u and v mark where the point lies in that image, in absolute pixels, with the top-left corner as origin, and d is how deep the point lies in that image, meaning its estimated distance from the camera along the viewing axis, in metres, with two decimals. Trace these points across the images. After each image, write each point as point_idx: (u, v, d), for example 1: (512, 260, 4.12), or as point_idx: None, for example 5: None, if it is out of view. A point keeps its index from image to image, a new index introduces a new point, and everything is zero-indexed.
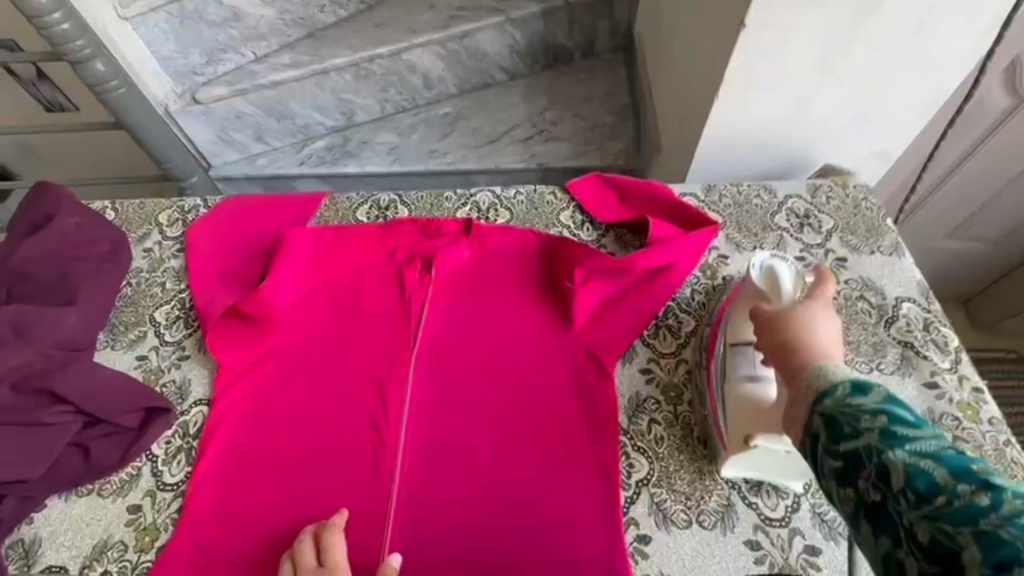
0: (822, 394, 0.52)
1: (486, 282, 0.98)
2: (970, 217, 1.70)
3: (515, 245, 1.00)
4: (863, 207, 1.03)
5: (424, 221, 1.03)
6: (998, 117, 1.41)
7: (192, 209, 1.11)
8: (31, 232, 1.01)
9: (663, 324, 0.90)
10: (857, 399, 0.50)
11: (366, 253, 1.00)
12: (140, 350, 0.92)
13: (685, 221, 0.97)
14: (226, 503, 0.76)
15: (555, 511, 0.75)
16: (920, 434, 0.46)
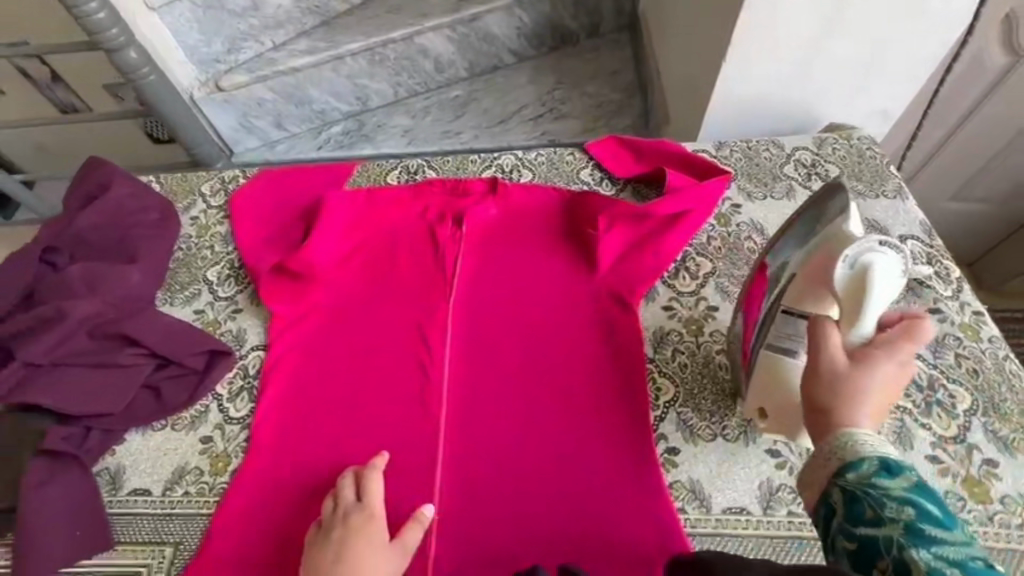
0: (845, 466, 0.52)
1: (513, 235, 1.03)
2: (971, 178, 1.76)
3: (539, 200, 1.06)
4: (866, 156, 1.09)
5: (452, 183, 1.10)
6: (995, 76, 1.46)
7: (233, 180, 1.18)
8: (87, 203, 1.08)
9: (682, 266, 0.96)
10: (884, 482, 0.50)
11: (399, 213, 1.07)
12: (196, 306, 1.00)
13: (698, 172, 1.04)
14: (285, 440, 0.83)
15: (590, 430, 0.80)
16: (945, 534, 0.46)
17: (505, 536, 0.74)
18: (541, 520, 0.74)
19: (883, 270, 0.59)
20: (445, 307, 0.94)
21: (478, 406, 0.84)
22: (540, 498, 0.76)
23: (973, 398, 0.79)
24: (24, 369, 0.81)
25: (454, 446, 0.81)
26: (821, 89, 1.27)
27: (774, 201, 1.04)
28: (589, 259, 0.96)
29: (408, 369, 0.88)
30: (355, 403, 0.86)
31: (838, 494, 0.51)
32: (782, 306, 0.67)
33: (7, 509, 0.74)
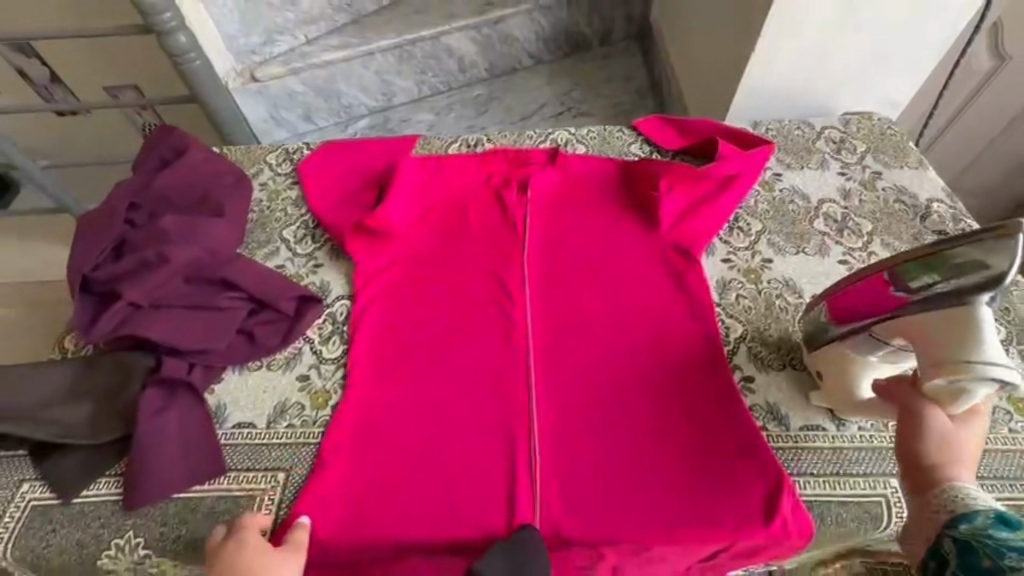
0: (958, 518, 0.54)
1: (577, 198, 1.10)
2: (962, 172, 1.91)
3: (598, 167, 1.14)
4: (888, 133, 1.20)
5: (513, 152, 1.17)
6: (984, 77, 1.61)
7: (298, 150, 1.22)
8: (162, 166, 1.11)
9: (735, 225, 1.05)
10: (1004, 533, 0.52)
11: (466, 179, 1.13)
12: (276, 262, 1.03)
13: (744, 144, 1.13)
14: (382, 384, 0.86)
15: (670, 366, 0.87)
16: None
17: (604, 467, 0.79)
18: (638, 451, 0.80)
19: (984, 390, 0.59)
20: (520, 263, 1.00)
21: (563, 352, 0.90)
22: (629, 424, 0.82)
23: (1009, 330, 0.87)
24: (127, 309, 0.84)
25: (545, 388, 0.87)
26: (839, 80, 1.39)
27: (810, 171, 1.14)
28: (653, 218, 1.03)
29: (493, 319, 0.93)
30: (445, 350, 0.90)
31: (948, 543, 0.54)
32: (872, 331, 0.69)
33: (117, 440, 0.77)
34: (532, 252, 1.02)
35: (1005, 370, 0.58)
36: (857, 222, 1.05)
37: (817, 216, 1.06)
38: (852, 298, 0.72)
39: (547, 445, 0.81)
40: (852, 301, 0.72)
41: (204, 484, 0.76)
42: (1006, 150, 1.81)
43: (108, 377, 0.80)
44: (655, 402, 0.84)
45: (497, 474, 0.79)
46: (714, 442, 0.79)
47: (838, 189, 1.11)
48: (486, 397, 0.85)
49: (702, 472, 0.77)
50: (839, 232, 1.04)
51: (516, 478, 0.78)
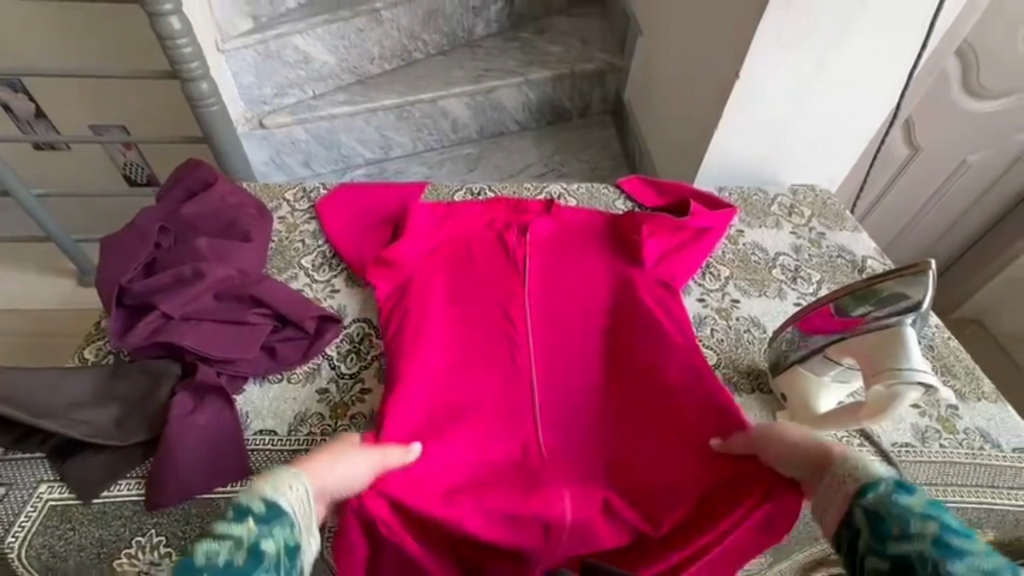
0: (865, 489, 0.61)
1: (574, 242, 1.23)
2: (890, 242, 2.20)
3: (589, 216, 1.27)
4: (829, 203, 1.42)
5: (513, 202, 1.30)
6: (903, 163, 1.92)
7: (315, 189, 1.33)
8: (189, 196, 1.20)
9: (708, 271, 1.21)
10: (905, 499, 0.57)
11: (472, 222, 1.24)
12: (295, 286, 1.13)
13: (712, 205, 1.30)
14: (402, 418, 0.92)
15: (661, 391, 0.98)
16: (973, 550, 0.52)
17: (603, 486, 0.91)
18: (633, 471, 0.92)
19: (912, 394, 0.73)
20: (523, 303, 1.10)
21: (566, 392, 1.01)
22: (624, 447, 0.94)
23: (934, 364, 1.03)
24: (160, 320, 0.90)
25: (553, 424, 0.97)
26: (787, 158, 1.63)
27: (767, 229, 1.33)
28: (638, 260, 1.15)
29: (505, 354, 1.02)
30: (461, 386, 0.99)
31: (859, 514, 0.59)
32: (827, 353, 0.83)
33: (146, 441, 0.81)
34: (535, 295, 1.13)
35: (924, 376, 0.72)
36: (808, 272, 1.23)
37: (775, 266, 1.24)
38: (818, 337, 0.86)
39: (557, 470, 0.92)
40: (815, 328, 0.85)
41: (227, 486, 0.80)
42: (925, 225, 2.11)
43: (138, 383, 0.85)
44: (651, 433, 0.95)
45: (509, 492, 0.88)
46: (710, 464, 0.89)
47: (791, 245, 1.29)
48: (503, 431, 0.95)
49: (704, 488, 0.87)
50: (793, 280, 1.21)
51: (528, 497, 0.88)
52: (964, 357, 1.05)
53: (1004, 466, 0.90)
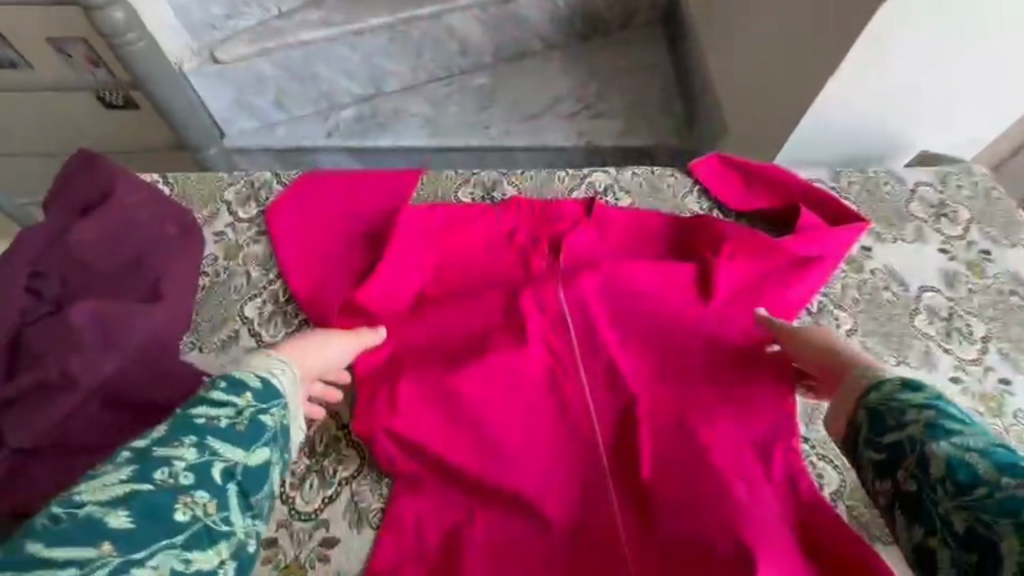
0: (869, 387, 0.58)
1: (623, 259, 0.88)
2: None
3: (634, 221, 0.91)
4: (994, 197, 0.99)
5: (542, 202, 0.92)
6: None
7: (265, 185, 0.95)
8: (83, 212, 0.84)
9: (819, 321, 0.85)
10: (907, 395, 0.55)
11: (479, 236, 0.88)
12: (236, 353, 0.81)
13: (829, 216, 0.91)
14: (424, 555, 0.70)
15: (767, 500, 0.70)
16: (966, 428, 0.51)
17: None
18: None
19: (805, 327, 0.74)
20: (570, 375, 0.80)
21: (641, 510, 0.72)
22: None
23: None
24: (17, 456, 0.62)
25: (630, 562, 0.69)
26: (926, 118, 1.13)
27: (906, 246, 0.92)
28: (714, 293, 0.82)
29: (548, 462, 0.75)
30: (489, 506, 0.72)
31: (863, 410, 0.57)
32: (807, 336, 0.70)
33: None
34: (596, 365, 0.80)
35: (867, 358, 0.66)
36: (966, 322, 0.85)
37: (917, 311, 0.86)
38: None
39: None
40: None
41: None
42: None
43: None
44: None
45: None
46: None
47: (940, 272, 0.90)
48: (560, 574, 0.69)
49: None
50: (946, 335, 0.84)
51: None
52: None
53: None
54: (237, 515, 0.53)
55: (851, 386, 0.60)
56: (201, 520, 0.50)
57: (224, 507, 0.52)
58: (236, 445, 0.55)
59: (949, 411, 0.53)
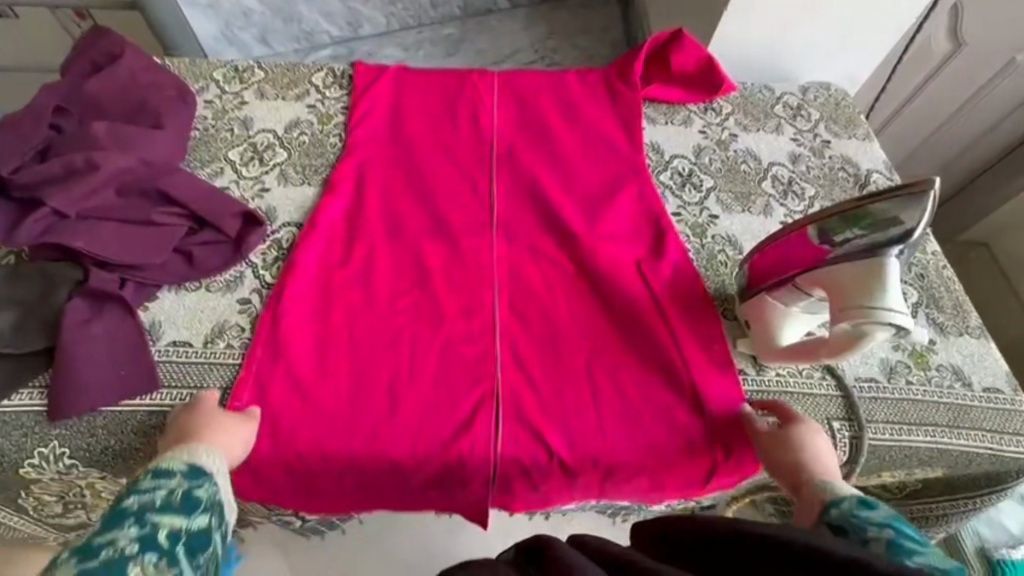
0: (829, 504, 0.63)
1: (544, 143, 1.07)
2: None
3: (562, 114, 1.11)
4: (843, 104, 1.24)
5: (490, 100, 1.12)
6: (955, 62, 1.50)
7: (248, 68, 1.14)
8: (96, 70, 1.02)
9: (689, 180, 1.07)
10: (867, 512, 0.60)
11: (428, 114, 1.09)
12: (220, 183, 0.99)
13: (703, 64, 1.15)
14: (355, 311, 0.85)
15: (621, 334, 0.88)
16: (920, 548, 0.54)
17: (560, 414, 0.81)
18: (594, 403, 0.82)
19: (796, 316, 0.81)
20: (488, 229, 0.96)
21: (553, 300, 0.90)
22: (588, 390, 0.83)
23: (921, 295, 0.94)
24: (53, 218, 0.80)
25: (517, 337, 0.86)
26: (811, 54, 1.32)
27: (765, 134, 1.16)
28: (609, 186, 1.03)
29: (456, 296, 0.89)
30: (397, 313, 0.86)
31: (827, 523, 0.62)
32: (795, 283, 0.76)
33: (45, 349, 0.75)
34: (503, 219, 0.98)
35: (901, 315, 0.68)
36: (802, 186, 1.09)
37: (766, 177, 1.09)
38: (779, 252, 0.78)
39: (513, 399, 0.82)
40: (787, 252, 0.77)
41: (135, 398, 0.74)
42: None
43: (33, 287, 0.77)
44: (630, 378, 0.84)
45: (444, 420, 0.79)
46: (672, 411, 0.82)
47: (788, 153, 1.14)
48: (456, 339, 0.85)
49: (626, 437, 0.81)
50: (783, 195, 1.07)
51: (475, 419, 0.80)
52: (955, 287, 0.96)
53: (972, 406, 0.84)
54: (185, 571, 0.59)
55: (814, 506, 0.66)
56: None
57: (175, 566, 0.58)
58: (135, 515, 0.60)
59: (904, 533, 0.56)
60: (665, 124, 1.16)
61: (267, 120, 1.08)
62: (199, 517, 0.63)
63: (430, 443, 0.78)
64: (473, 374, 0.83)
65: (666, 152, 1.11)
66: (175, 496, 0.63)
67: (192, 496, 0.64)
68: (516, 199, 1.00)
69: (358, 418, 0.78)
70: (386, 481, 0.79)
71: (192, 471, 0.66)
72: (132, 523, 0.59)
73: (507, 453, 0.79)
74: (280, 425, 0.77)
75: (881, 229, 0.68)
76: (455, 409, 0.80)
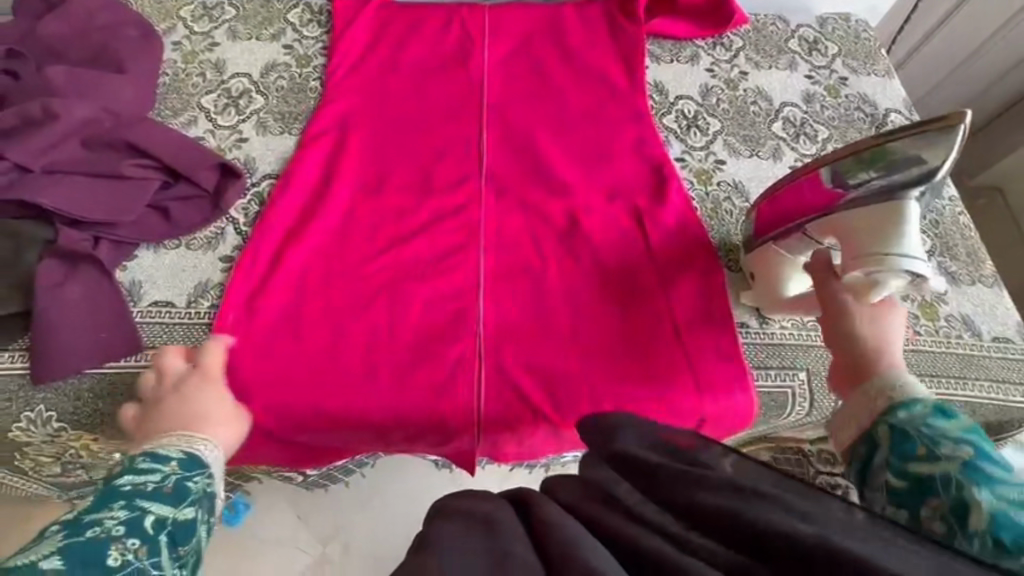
0: (897, 406, 0.58)
1: (539, 84, 1.00)
2: None
3: (557, 52, 1.04)
4: (863, 37, 1.14)
5: (480, 38, 1.03)
6: None
7: (218, 5, 1.05)
8: (50, 10, 0.94)
9: (694, 124, 1.01)
10: (941, 424, 0.55)
11: (414, 53, 1.01)
12: (194, 133, 0.93)
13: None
14: (335, 271, 0.82)
15: (618, 288, 0.84)
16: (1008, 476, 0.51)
17: (552, 369, 0.79)
18: (588, 356, 0.80)
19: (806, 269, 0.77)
20: (478, 180, 0.91)
21: (544, 255, 0.86)
22: (582, 344, 0.81)
23: (934, 243, 0.90)
24: (16, 172, 0.75)
25: (509, 291, 0.83)
26: None
27: (777, 71, 1.08)
28: (606, 130, 0.97)
29: (443, 250, 0.85)
30: (384, 268, 0.83)
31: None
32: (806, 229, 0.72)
33: (24, 311, 0.72)
34: (494, 168, 0.92)
35: (919, 263, 0.64)
36: (814, 128, 1.02)
37: (777, 118, 1.03)
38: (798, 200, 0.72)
39: (505, 355, 0.80)
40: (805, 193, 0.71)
41: (118, 361, 0.72)
42: None
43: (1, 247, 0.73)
44: (627, 332, 0.82)
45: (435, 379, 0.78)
46: (659, 367, 0.80)
47: (801, 92, 1.06)
48: (445, 294, 0.82)
49: (621, 391, 0.79)
50: (795, 138, 1.01)
51: (465, 376, 0.78)
52: (971, 234, 0.91)
53: (978, 356, 0.82)
54: (167, 566, 0.51)
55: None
56: (134, 563, 0.49)
57: (151, 560, 0.50)
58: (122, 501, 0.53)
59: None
60: (670, 62, 1.07)
61: (241, 63, 1.00)
62: (187, 507, 0.56)
63: (416, 403, 0.77)
64: (463, 331, 0.80)
65: (671, 92, 1.04)
66: (168, 483, 0.57)
67: (187, 487, 0.57)
68: (508, 148, 0.94)
69: (343, 375, 0.77)
70: (367, 440, 0.79)
71: (189, 459, 0.60)
72: (122, 506, 0.52)
73: (499, 409, 0.78)
74: (265, 384, 0.75)
75: (902, 170, 0.63)
76: (445, 366, 0.78)
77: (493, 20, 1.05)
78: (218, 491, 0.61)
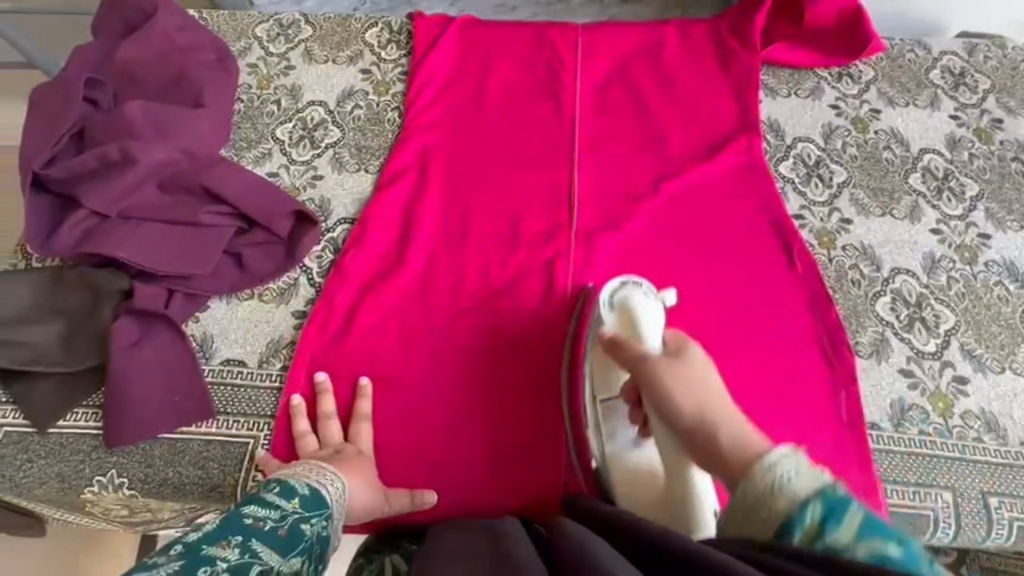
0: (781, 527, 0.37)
1: (637, 122, 0.90)
2: None
3: (659, 83, 0.92)
4: (1021, 68, 0.97)
5: (571, 66, 0.93)
6: None
7: (294, 23, 0.99)
8: (128, 33, 0.90)
9: (815, 172, 0.88)
10: (832, 534, 0.36)
11: (500, 82, 0.92)
12: (267, 167, 0.88)
13: (847, 16, 0.92)
14: (414, 336, 0.75)
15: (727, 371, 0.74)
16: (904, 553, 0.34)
17: None
18: None
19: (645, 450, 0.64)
20: (568, 234, 0.82)
21: None
22: None
23: None
24: (93, 219, 0.72)
25: None
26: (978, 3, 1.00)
27: (916, 110, 0.93)
28: (715, 178, 0.85)
29: (528, 315, 0.77)
30: (463, 332, 0.76)
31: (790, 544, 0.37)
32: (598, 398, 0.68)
33: (97, 366, 0.70)
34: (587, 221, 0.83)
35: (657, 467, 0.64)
36: (961, 182, 0.87)
37: (914, 169, 0.88)
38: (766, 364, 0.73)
39: None
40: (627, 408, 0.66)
41: (191, 425, 0.69)
42: None
43: (81, 298, 0.71)
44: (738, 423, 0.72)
45: (517, 465, 0.71)
46: None
47: (945, 136, 0.91)
48: (528, 368, 0.74)
49: None
50: (937, 193, 0.86)
51: (549, 464, 0.71)
52: None
53: None
54: None
55: (751, 516, 0.39)
56: None
57: None
58: (236, 531, 0.44)
59: (878, 542, 0.35)
60: (787, 96, 0.94)
61: (317, 89, 0.94)
62: (293, 558, 0.45)
63: (496, 492, 0.70)
64: (549, 412, 0.72)
65: (788, 133, 0.91)
66: (284, 527, 0.48)
67: (299, 530, 0.48)
68: (600, 196, 0.84)
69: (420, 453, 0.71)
70: None
71: (313, 497, 0.55)
72: (236, 543, 0.43)
73: None
74: None
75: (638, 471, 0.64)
76: (530, 452, 0.71)
77: (586, 44, 0.94)
78: (328, 543, 0.51)
